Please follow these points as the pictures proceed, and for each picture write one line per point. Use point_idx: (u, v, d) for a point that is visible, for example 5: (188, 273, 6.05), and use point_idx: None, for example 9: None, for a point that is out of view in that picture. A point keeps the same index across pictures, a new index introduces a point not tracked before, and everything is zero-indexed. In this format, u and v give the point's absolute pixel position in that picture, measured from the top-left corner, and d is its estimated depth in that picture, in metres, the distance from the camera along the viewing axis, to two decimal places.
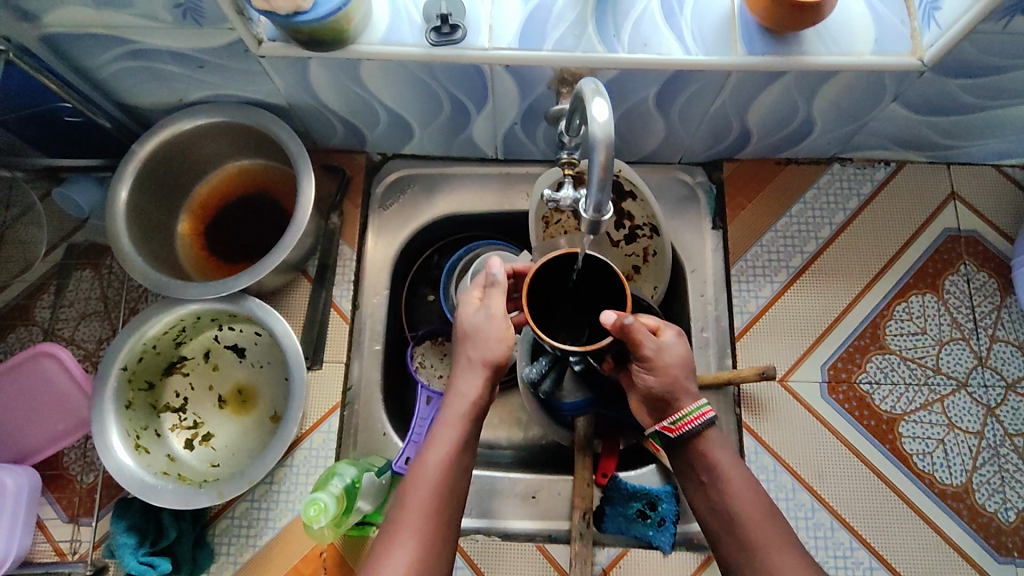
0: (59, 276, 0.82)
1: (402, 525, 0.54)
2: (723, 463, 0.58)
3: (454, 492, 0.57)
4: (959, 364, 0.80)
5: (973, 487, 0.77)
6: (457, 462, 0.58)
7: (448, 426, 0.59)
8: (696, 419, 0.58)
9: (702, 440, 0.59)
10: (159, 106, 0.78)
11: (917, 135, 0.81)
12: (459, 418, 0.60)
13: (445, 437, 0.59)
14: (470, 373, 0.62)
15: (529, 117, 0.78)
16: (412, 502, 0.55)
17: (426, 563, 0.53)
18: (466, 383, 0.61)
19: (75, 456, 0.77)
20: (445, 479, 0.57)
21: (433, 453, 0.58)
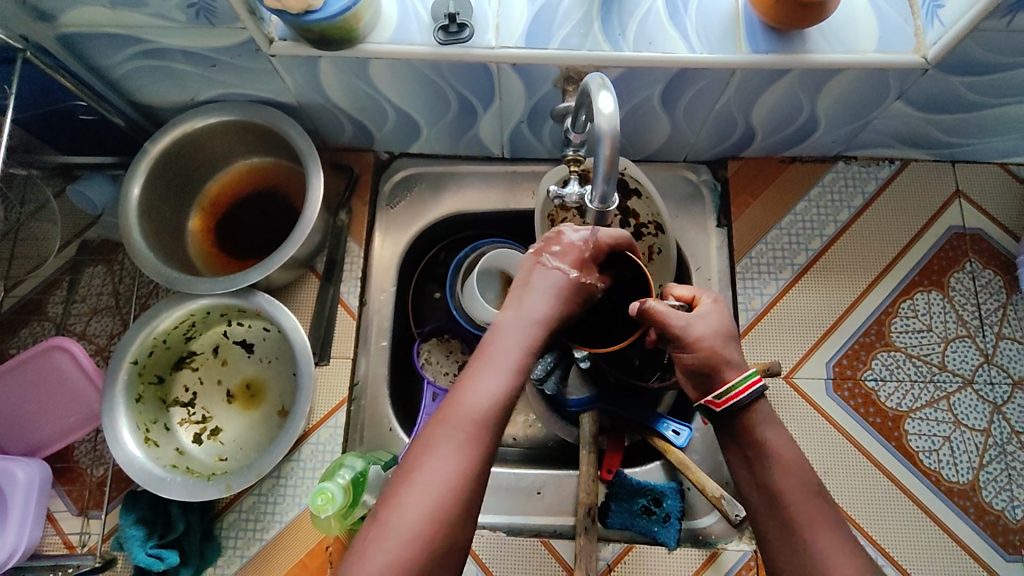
0: (71, 272, 0.84)
1: (439, 442, 0.50)
2: (767, 438, 0.55)
3: (502, 416, 0.53)
4: (965, 362, 0.80)
5: (979, 485, 0.77)
6: (504, 386, 0.53)
7: (499, 348, 0.56)
8: (744, 391, 0.55)
9: (751, 412, 0.56)
10: (171, 105, 0.79)
11: (922, 133, 0.81)
12: (522, 330, 0.57)
13: (500, 351, 0.56)
14: (544, 300, 0.59)
15: (535, 115, 0.79)
16: (451, 423, 0.51)
17: (461, 482, 0.49)
18: (535, 305, 0.58)
19: (86, 450, 0.78)
20: (488, 406, 0.52)
21: (482, 374, 0.54)
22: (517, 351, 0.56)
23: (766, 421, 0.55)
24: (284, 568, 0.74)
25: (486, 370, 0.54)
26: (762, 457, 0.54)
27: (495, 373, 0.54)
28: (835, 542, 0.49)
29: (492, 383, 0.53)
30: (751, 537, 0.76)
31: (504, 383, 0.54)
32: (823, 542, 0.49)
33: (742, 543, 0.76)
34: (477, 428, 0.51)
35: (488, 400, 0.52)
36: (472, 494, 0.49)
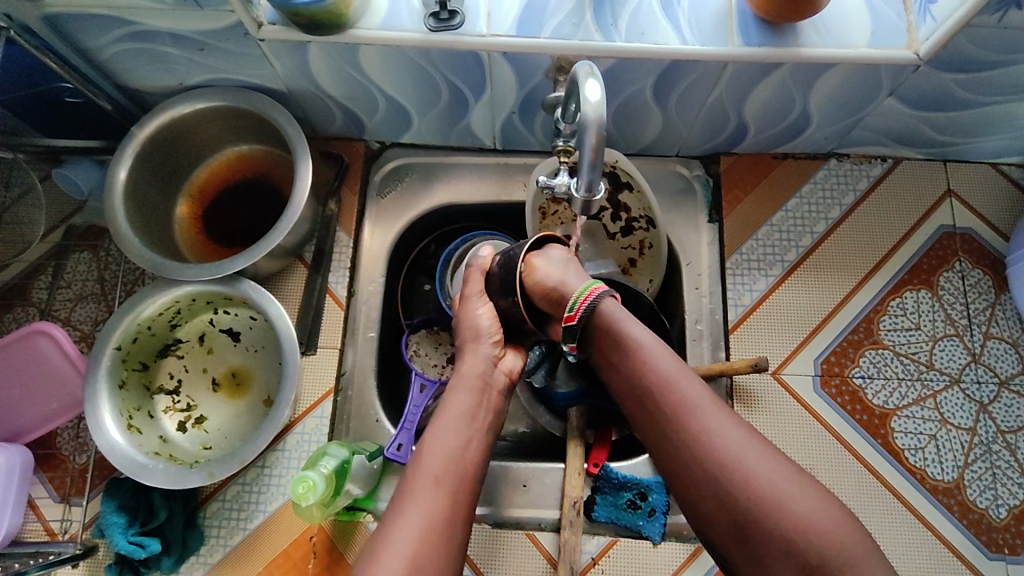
0: (57, 257, 0.83)
1: (413, 494, 0.54)
2: (658, 357, 0.58)
3: (469, 466, 0.57)
4: (953, 360, 0.80)
5: (964, 483, 0.77)
6: (464, 433, 0.58)
7: (453, 399, 0.60)
8: (588, 298, 0.61)
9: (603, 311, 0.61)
10: (159, 90, 0.79)
11: (914, 131, 0.81)
12: (473, 388, 0.61)
13: (458, 405, 0.60)
14: (474, 355, 0.64)
15: (527, 106, 0.78)
16: (422, 474, 0.55)
17: (437, 531, 0.52)
18: (472, 360, 0.63)
19: (69, 437, 0.78)
20: (454, 454, 0.57)
21: (446, 425, 0.58)
22: (472, 406, 0.60)
23: (634, 320, 0.60)
24: (266, 557, 0.74)
25: (447, 424, 0.58)
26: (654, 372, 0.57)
27: (455, 424, 0.58)
28: (740, 437, 0.54)
29: (457, 440, 0.57)
30: None
31: (466, 437, 0.58)
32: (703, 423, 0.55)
33: None
34: (448, 481, 0.55)
35: (458, 450, 0.57)
36: (450, 541, 0.53)
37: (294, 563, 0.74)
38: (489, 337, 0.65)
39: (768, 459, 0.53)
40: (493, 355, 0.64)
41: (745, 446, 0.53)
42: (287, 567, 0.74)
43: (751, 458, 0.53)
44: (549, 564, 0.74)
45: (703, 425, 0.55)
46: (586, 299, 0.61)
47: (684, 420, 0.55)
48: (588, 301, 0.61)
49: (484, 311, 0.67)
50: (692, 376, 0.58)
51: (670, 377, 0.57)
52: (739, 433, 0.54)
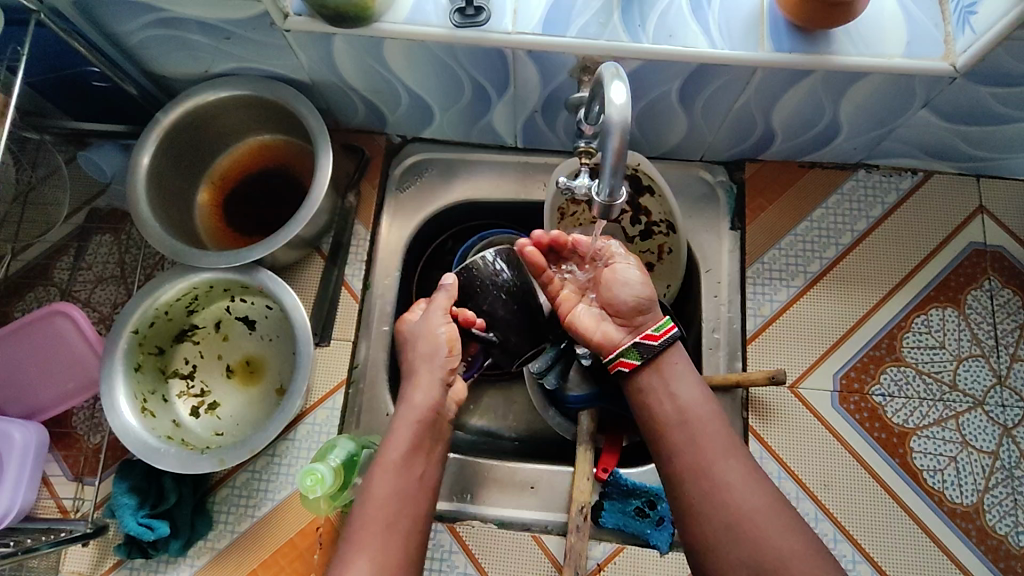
0: (79, 239, 0.84)
1: (360, 532, 0.55)
2: (683, 388, 0.63)
3: (414, 502, 0.59)
4: (977, 382, 0.78)
5: (983, 508, 0.75)
6: (415, 462, 0.60)
7: (398, 437, 0.61)
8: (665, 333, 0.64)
9: (659, 368, 0.64)
10: (185, 77, 0.79)
11: (947, 144, 0.79)
12: (419, 420, 0.62)
13: (401, 438, 0.61)
14: (426, 381, 0.65)
15: (550, 105, 0.77)
16: (370, 518, 0.56)
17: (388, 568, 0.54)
18: (428, 390, 0.64)
19: (84, 416, 0.78)
20: (399, 493, 0.58)
21: (389, 465, 0.59)
22: (419, 440, 0.62)
23: (676, 376, 0.63)
24: (271, 546, 0.74)
25: (393, 461, 0.60)
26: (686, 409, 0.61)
27: (400, 461, 0.60)
28: (744, 472, 0.57)
29: (402, 477, 0.59)
30: None
31: (412, 474, 0.60)
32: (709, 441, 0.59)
33: None
34: (393, 515, 0.57)
35: (404, 488, 0.59)
36: None
37: (300, 552, 0.74)
38: (446, 361, 0.66)
39: (755, 492, 0.56)
40: (446, 382, 0.66)
41: (746, 484, 0.57)
42: (293, 556, 0.74)
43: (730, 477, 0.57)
44: (553, 566, 0.74)
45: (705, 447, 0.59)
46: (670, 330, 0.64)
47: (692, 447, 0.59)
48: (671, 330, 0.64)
49: (445, 328, 0.66)
50: (710, 404, 0.62)
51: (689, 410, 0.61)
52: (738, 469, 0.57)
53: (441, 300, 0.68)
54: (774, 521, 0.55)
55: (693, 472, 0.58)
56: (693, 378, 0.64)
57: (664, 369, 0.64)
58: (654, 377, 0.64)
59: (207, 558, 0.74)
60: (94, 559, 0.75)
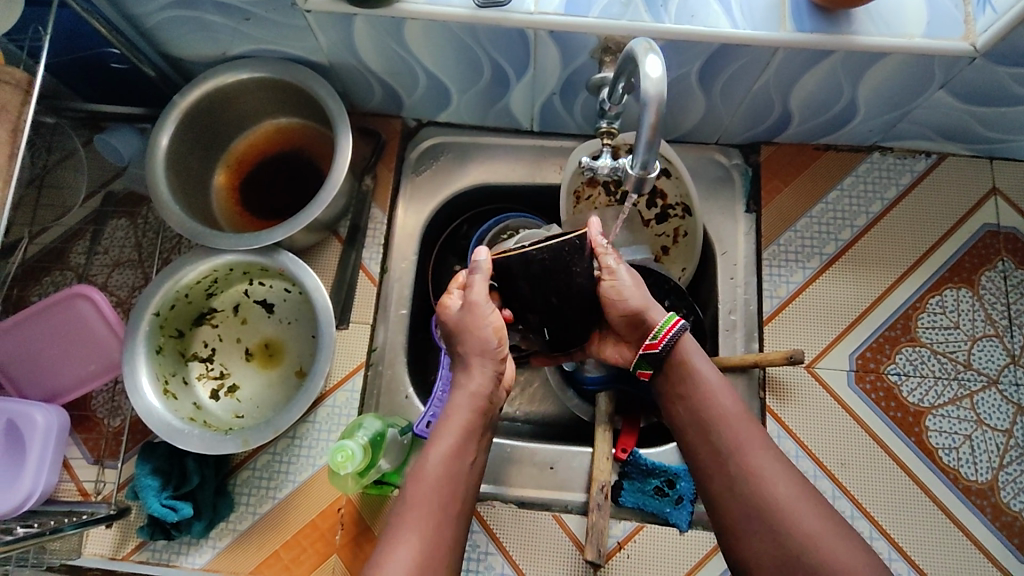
0: (95, 223, 0.84)
1: (407, 517, 0.55)
2: (710, 370, 0.62)
3: (458, 490, 0.58)
4: (991, 361, 0.79)
5: (998, 485, 0.76)
6: (462, 455, 0.59)
7: (451, 423, 0.60)
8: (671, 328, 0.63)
9: (683, 347, 0.63)
10: (202, 59, 0.79)
11: (962, 126, 0.79)
12: (468, 410, 0.61)
13: (452, 428, 0.60)
14: (479, 372, 0.62)
15: (569, 87, 0.77)
16: (417, 501, 0.56)
17: (433, 556, 0.54)
18: (473, 379, 0.62)
19: (103, 400, 0.78)
20: (450, 476, 0.58)
21: (442, 452, 0.58)
22: (472, 427, 0.60)
23: (701, 355, 0.63)
24: (294, 527, 0.75)
25: (447, 448, 0.59)
26: (711, 395, 0.61)
27: (455, 447, 0.59)
28: (783, 474, 0.57)
29: (450, 465, 0.58)
30: None
31: (464, 459, 0.59)
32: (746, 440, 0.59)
33: None
34: (438, 502, 0.56)
35: (455, 475, 0.58)
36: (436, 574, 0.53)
37: (322, 533, 0.75)
38: (498, 352, 0.63)
39: (789, 484, 0.57)
40: (498, 372, 0.63)
41: (799, 503, 0.56)
42: (315, 538, 0.74)
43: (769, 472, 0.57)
44: (575, 547, 0.74)
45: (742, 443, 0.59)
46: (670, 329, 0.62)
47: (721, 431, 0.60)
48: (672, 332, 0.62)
49: (492, 321, 0.63)
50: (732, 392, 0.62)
51: (715, 398, 0.61)
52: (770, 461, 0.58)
53: (479, 280, 0.64)
54: (838, 544, 0.53)
55: (741, 483, 0.58)
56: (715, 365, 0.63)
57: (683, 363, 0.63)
58: (682, 357, 0.63)
59: (229, 540, 0.74)
60: (116, 541, 0.75)
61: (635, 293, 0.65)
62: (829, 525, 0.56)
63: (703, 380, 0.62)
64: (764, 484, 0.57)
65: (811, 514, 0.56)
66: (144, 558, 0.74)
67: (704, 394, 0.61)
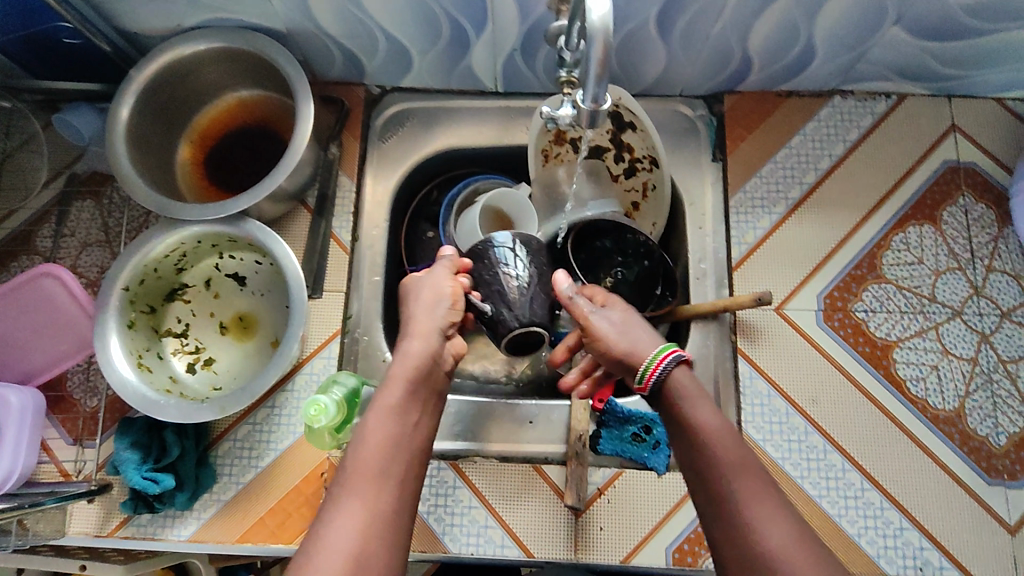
0: (61, 205, 0.83)
1: (347, 491, 0.53)
2: (707, 414, 0.59)
3: (407, 452, 0.57)
4: (954, 293, 0.81)
5: (965, 412, 0.78)
6: (404, 416, 0.58)
7: (394, 383, 0.60)
8: (659, 363, 0.62)
9: (674, 388, 0.62)
10: (156, 32, 0.78)
11: (920, 64, 0.80)
12: (409, 376, 0.60)
13: (392, 394, 0.59)
14: (427, 330, 0.64)
15: (529, 42, 0.77)
16: (356, 468, 0.54)
17: (376, 521, 0.52)
18: (416, 346, 0.63)
19: (79, 380, 0.78)
20: (394, 441, 0.56)
21: (383, 410, 0.58)
22: (416, 386, 0.60)
23: (698, 398, 0.61)
24: (277, 494, 0.75)
25: (389, 408, 0.58)
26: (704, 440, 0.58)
27: (395, 409, 0.58)
28: (777, 516, 0.53)
29: (391, 430, 0.57)
30: None
31: (410, 420, 0.59)
32: (743, 489, 0.55)
33: None
34: (378, 469, 0.54)
35: (401, 433, 0.57)
36: (386, 535, 0.52)
37: (306, 498, 0.75)
38: (450, 314, 0.66)
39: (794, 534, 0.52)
40: (447, 332, 0.65)
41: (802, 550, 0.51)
42: (299, 503, 0.75)
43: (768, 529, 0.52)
44: (556, 495, 0.75)
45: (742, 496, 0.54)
46: (657, 366, 0.62)
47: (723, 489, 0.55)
48: (662, 364, 0.62)
49: (450, 284, 0.67)
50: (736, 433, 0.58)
51: (710, 445, 0.57)
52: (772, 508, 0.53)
53: (445, 262, 0.70)
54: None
55: (726, 534, 0.54)
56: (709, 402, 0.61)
57: (678, 394, 0.61)
58: (674, 397, 0.61)
59: (213, 510, 0.75)
60: (100, 518, 0.75)
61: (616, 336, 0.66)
62: (802, 536, 0.52)
63: (696, 421, 0.59)
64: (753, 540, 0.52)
65: (806, 563, 0.50)
66: (129, 533, 0.74)
67: (702, 442, 0.58)
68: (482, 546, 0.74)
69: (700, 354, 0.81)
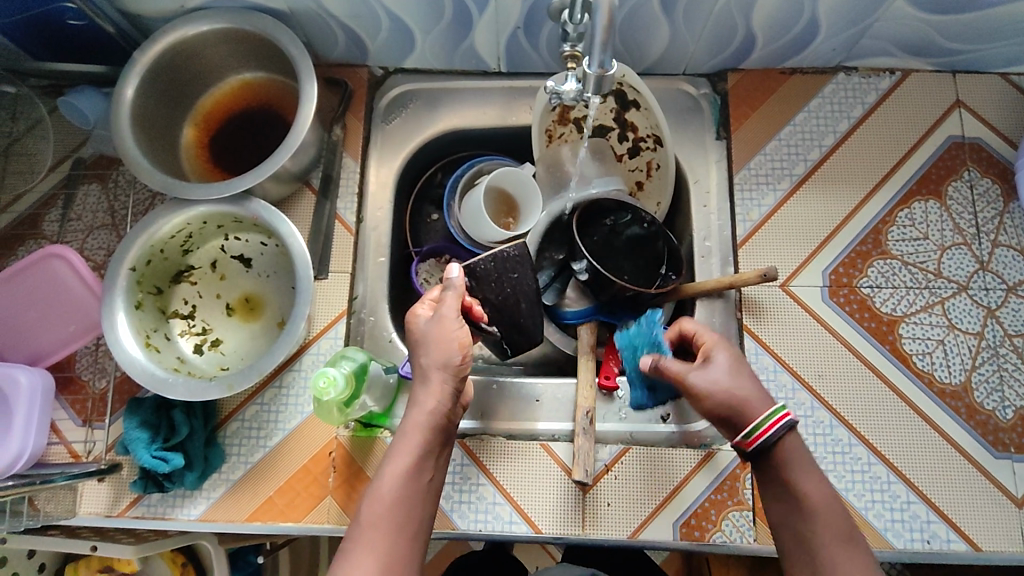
0: (66, 188, 0.83)
1: (355, 552, 0.52)
2: (808, 480, 0.57)
3: (418, 508, 0.56)
4: (960, 268, 0.81)
5: (971, 386, 0.78)
6: (417, 473, 0.56)
7: (407, 440, 0.57)
8: (772, 426, 0.57)
9: (784, 450, 0.57)
10: (160, 14, 0.78)
11: (924, 39, 0.80)
12: (424, 429, 0.58)
13: (405, 449, 0.57)
14: (439, 387, 0.60)
15: (532, 20, 0.77)
16: (370, 528, 0.53)
17: None
18: (428, 399, 0.59)
19: (87, 363, 0.78)
20: (405, 498, 0.55)
21: (394, 469, 0.56)
22: (432, 443, 0.58)
23: (801, 470, 0.57)
24: (286, 474, 0.75)
25: (407, 466, 0.56)
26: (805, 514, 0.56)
27: (411, 466, 0.56)
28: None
29: (402, 487, 0.55)
30: None
31: (425, 476, 0.57)
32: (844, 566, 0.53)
33: None
34: (388, 527, 0.54)
35: (416, 492, 0.56)
36: None
37: (315, 477, 0.75)
38: (460, 367, 0.61)
39: None
40: (458, 389, 0.61)
41: None
42: (308, 482, 0.75)
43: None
44: (562, 470, 0.76)
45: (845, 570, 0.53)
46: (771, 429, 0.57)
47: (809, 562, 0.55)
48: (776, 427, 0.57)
49: (460, 331, 0.62)
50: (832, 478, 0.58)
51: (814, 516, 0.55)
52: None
53: (450, 296, 0.64)
54: None
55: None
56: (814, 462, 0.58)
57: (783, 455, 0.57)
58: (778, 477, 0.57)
59: (222, 490, 0.75)
60: (110, 498, 0.75)
61: (724, 389, 0.60)
62: None
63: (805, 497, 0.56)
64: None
65: None
66: (139, 513, 0.75)
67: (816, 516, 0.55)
68: (490, 522, 0.74)
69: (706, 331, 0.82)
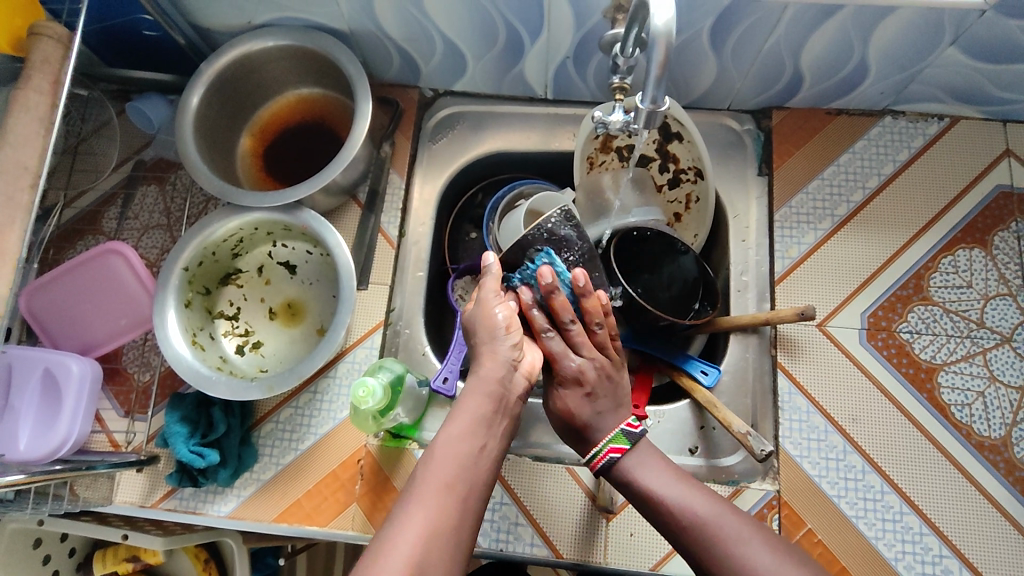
0: (127, 187, 0.87)
1: (417, 495, 0.52)
2: (655, 479, 0.60)
3: (478, 469, 0.56)
4: (1004, 319, 0.79)
5: (1011, 441, 0.76)
6: (475, 436, 0.57)
7: (468, 403, 0.60)
8: (607, 453, 0.63)
9: (623, 468, 0.62)
10: (228, 29, 0.82)
11: (974, 86, 0.80)
12: (489, 392, 0.60)
13: (471, 410, 0.59)
14: (494, 359, 0.63)
15: (582, 50, 0.79)
16: (431, 474, 0.54)
17: (445, 529, 0.51)
18: (490, 369, 0.62)
19: (134, 355, 0.82)
20: (463, 457, 0.56)
21: (456, 431, 0.57)
22: (488, 411, 0.59)
23: (646, 467, 0.62)
24: (313, 480, 0.77)
25: (462, 428, 0.57)
26: (659, 504, 0.59)
27: (468, 427, 0.57)
28: (755, 546, 0.54)
29: (467, 445, 0.56)
30: (775, 479, 0.76)
31: (478, 443, 0.57)
32: (733, 549, 0.54)
33: (766, 483, 0.76)
34: (452, 482, 0.54)
35: (469, 456, 0.56)
36: (449, 549, 0.50)
37: (342, 483, 0.77)
38: (508, 338, 0.64)
39: (778, 558, 0.53)
40: (514, 359, 0.63)
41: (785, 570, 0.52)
42: (336, 487, 0.77)
43: (759, 556, 0.53)
44: (588, 497, 0.76)
45: (734, 553, 0.54)
46: (605, 457, 0.62)
47: (701, 539, 0.56)
48: (607, 458, 0.62)
49: (502, 310, 0.65)
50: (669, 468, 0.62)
51: (679, 502, 0.58)
52: (766, 549, 0.54)
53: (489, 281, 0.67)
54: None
55: (712, 566, 0.55)
56: (647, 460, 0.62)
57: (635, 452, 0.63)
58: (622, 480, 0.62)
59: (253, 489, 0.77)
60: (145, 489, 0.78)
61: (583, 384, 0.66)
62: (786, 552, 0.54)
63: (649, 494, 0.60)
64: (749, 568, 0.53)
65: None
66: (172, 506, 0.77)
67: (655, 512, 0.59)
68: (511, 542, 0.74)
69: (738, 365, 0.82)
